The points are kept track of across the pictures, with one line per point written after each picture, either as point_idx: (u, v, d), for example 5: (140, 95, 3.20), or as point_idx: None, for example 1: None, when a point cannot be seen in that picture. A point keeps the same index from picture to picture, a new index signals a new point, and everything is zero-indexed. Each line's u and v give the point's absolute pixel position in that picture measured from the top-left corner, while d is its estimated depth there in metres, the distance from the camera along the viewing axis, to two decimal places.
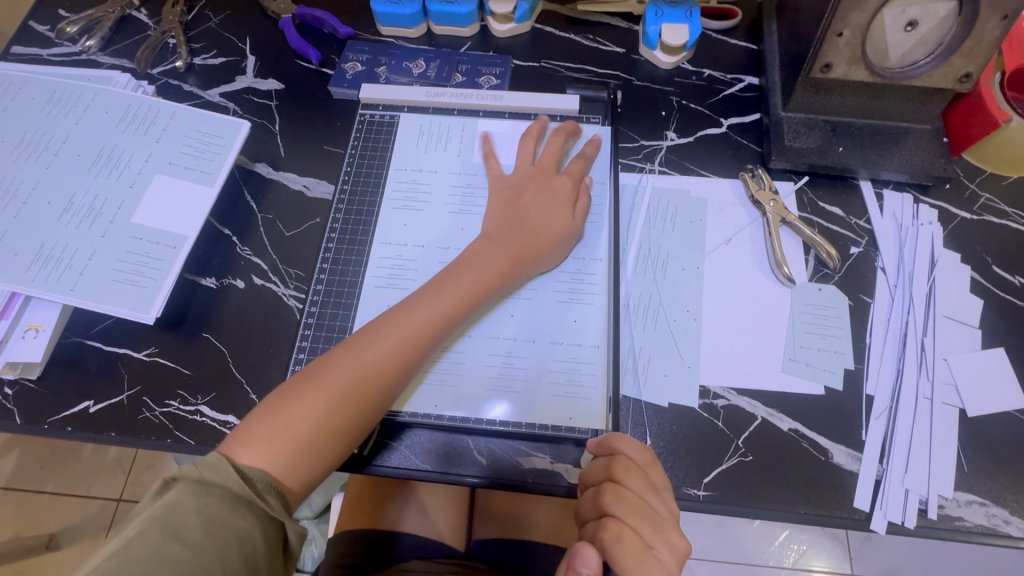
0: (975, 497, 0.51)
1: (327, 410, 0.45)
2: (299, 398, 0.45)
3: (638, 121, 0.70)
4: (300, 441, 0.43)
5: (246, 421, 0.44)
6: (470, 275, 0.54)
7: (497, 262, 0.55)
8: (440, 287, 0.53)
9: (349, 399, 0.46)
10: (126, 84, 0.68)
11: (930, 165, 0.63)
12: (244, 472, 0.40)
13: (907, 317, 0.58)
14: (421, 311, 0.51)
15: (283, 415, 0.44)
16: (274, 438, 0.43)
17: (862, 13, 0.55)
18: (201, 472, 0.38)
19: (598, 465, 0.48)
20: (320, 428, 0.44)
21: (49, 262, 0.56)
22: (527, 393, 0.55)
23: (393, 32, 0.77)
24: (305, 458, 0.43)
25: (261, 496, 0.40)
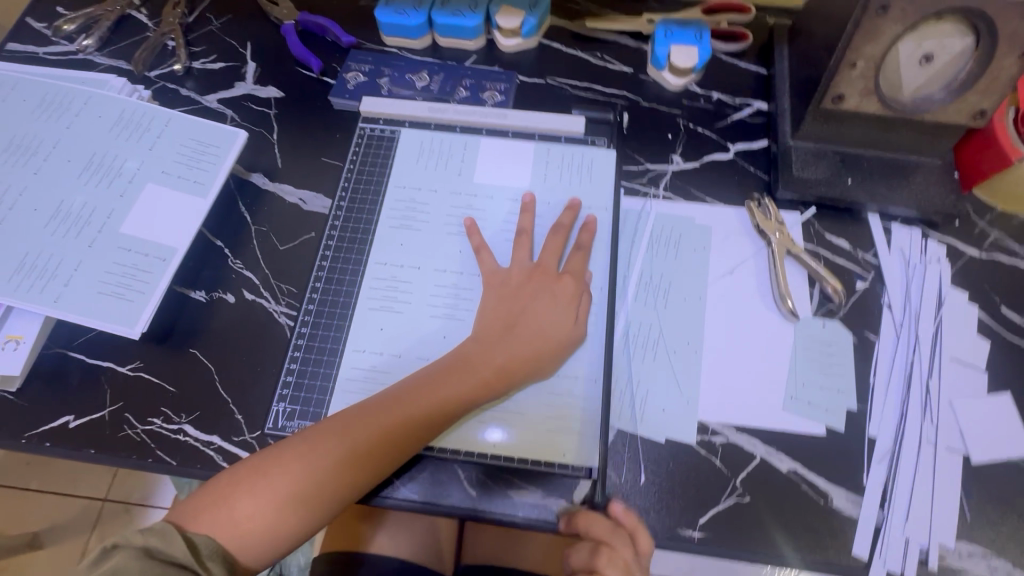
0: (977, 549, 0.50)
1: (285, 502, 0.45)
2: (264, 481, 0.45)
3: (644, 144, 0.69)
4: (251, 524, 0.44)
5: (214, 485, 0.45)
6: (460, 382, 0.51)
7: (490, 367, 0.52)
8: (427, 388, 0.50)
9: (310, 494, 0.46)
10: (122, 88, 0.66)
11: (940, 200, 0.62)
12: (191, 540, 0.42)
13: (912, 358, 0.57)
14: (399, 410, 0.49)
15: (242, 497, 0.44)
16: (229, 516, 0.44)
17: (876, 45, 0.54)
18: (148, 540, 0.41)
19: (596, 520, 0.49)
20: (273, 515, 0.45)
21: (33, 271, 0.55)
22: (519, 426, 0.53)
23: (397, 42, 0.75)
24: (251, 542, 0.44)
25: (202, 565, 0.41)
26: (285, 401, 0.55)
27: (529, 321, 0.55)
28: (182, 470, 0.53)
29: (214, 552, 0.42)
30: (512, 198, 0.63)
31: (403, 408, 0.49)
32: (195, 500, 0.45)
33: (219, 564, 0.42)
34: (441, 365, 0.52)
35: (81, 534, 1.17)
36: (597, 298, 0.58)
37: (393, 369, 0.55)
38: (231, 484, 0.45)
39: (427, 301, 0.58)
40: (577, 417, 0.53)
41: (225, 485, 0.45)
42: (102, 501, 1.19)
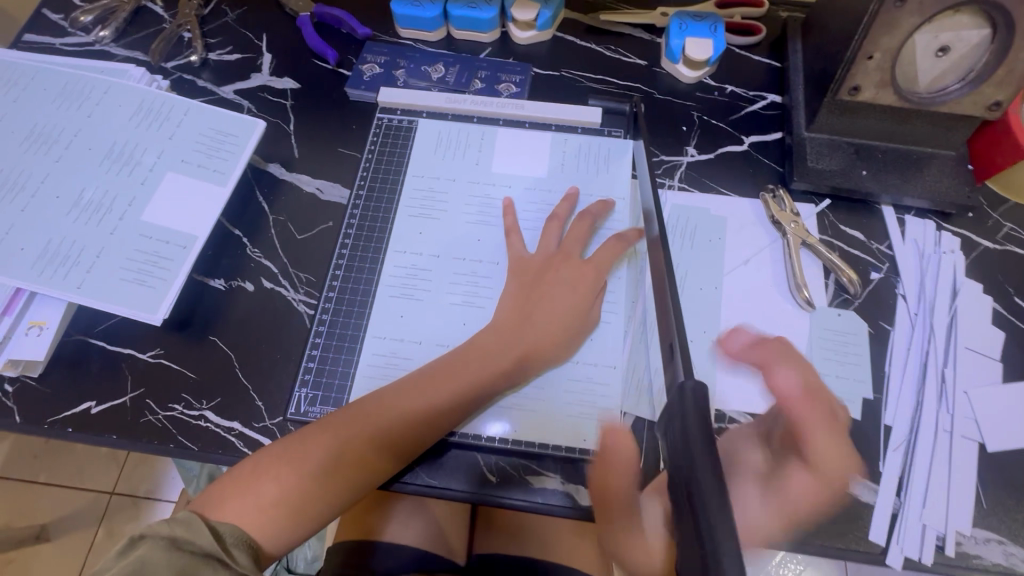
0: (994, 535, 0.50)
1: (307, 490, 0.45)
2: (286, 469, 0.45)
3: (659, 136, 0.69)
4: (275, 510, 0.44)
5: (235, 474, 0.45)
6: (477, 369, 0.52)
7: (507, 355, 0.53)
8: (445, 375, 0.51)
9: (332, 479, 0.46)
10: (140, 78, 0.67)
11: (954, 192, 0.62)
12: (216, 528, 0.42)
13: (927, 348, 0.57)
14: (417, 397, 0.50)
15: (264, 485, 0.44)
16: (254, 504, 0.44)
17: (894, 37, 0.54)
18: (174, 530, 0.40)
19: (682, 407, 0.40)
20: (296, 501, 0.45)
21: (56, 258, 0.55)
22: (538, 414, 0.53)
23: (412, 34, 0.76)
24: (275, 528, 0.44)
25: (229, 552, 0.41)
26: (306, 388, 0.55)
27: (544, 309, 0.56)
28: (203, 455, 0.54)
29: (240, 540, 0.42)
30: (528, 188, 0.64)
31: (421, 395, 0.50)
32: (216, 489, 0.45)
33: (245, 551, 0.42)
34: (456, 352, 0.53)
35: (89, 527, 1.17)
36: (615, 288, 0.59)
37: (413, 356, 0.56)
38: (252, 474, 0.45)
39: (446, 289, 0.59)
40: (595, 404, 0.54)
41: (247, 473, 0.45)
42: (111, 495, 1.20)
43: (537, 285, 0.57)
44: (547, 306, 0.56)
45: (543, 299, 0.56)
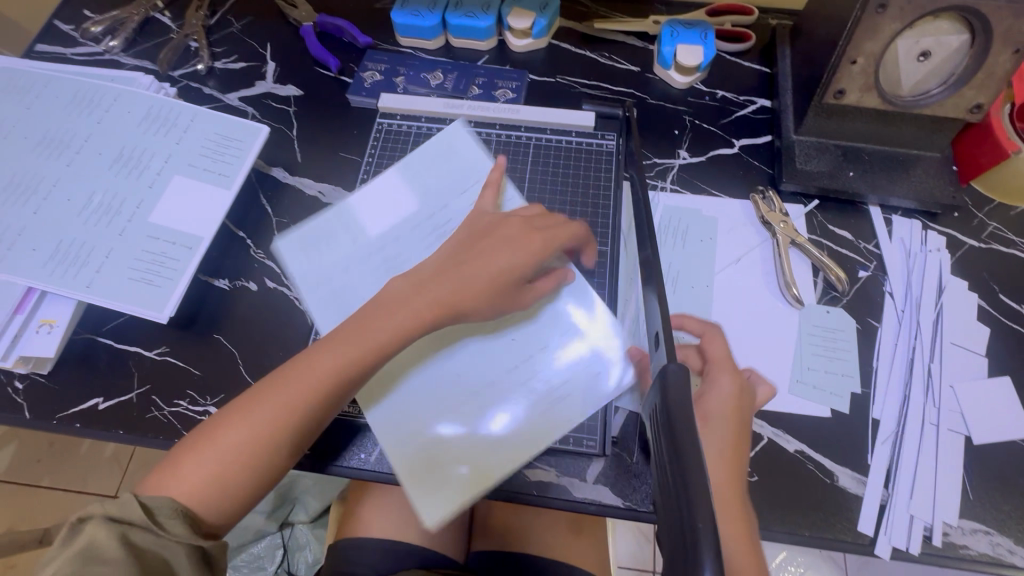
0: (980, 526, 0.51)
1: (230, 460, 0.45)
2: (212, 443, 0.45)
3: (652, 139, 0.71)
4: (202, 481, 0.44)
5: (166, 457, 0.46)
6: (389, 318, 0.49)
7: (421, 303, 0.50)
8: (357, 328, 0.49)
9: (252, 450, 0.46)
10: (149, 86, 0.69)
11: (939, 192, 0.64)
12: (147, 502, 0.42)
13: (914, 343, 0.58)
14: (328, 353, 0.48)
15: (185, 462, 0.45)
16: (181, 477, 0.44)
17: (876, 42, 0.56)
18: (106, 507, 0.40)
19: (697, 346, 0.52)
20: (223, 473, 0.45)
21: (66, 258, 0.57)
22: (526, 403, 0.53)
23: (412, 43, 0.78)
24: (206, 499, 0.44)
25: (160, 524, 0.42)
26: None
27: (476, 259, 0.53)
28: None
29: (173, 512, 0.43)
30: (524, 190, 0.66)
31: (333, 350, 0.48)
32: (154, 472, 0.46)
33: (178, 521, 0.43)
34: (372, 304, 0.51)
35: None
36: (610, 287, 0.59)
37: None
38: (179, 453, 0.45)
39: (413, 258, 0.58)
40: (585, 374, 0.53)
41: (174, 455, 0.45)
42: (113, 498, 1.21)
43: (482, 242, 0.55)
44: (488, 259, 0.53)
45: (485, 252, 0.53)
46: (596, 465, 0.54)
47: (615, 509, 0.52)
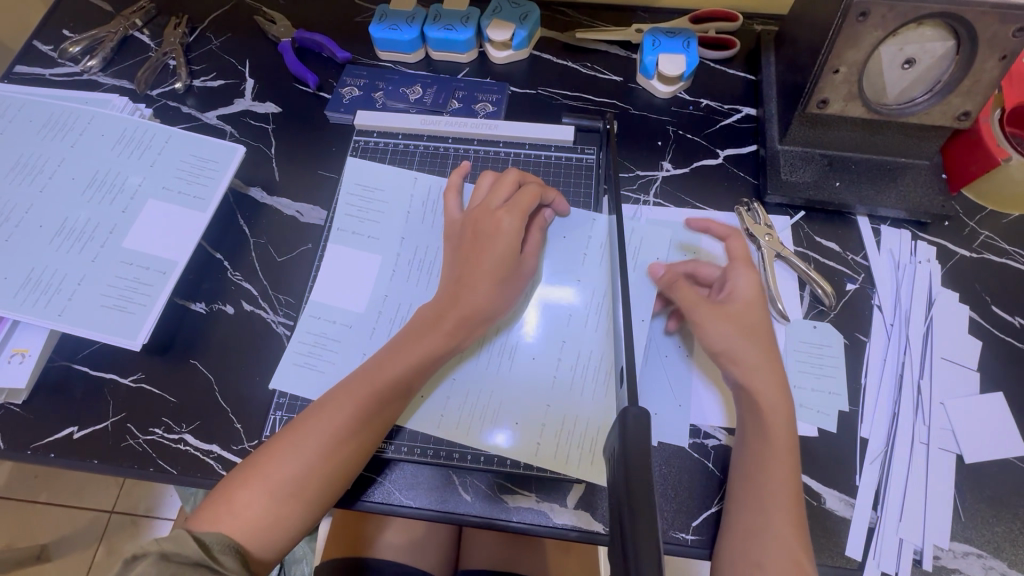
0: (972, 549, 0.50)
1: (281, 492, 0.46)
2: (259, 477, 0.46)
3: (634, 151, 0.70)
4: (253, 515, 0.45)
5: (213, 494, 0.46)
6: (422, 341, 0.52)
7: (448, 322, 0.52)
8: (393, 354, 0.52)
9: (304, 480, 0.46)
10: (124, 107, 0.68)
11: (929, 201, 0.62)
12: (202, 539, 0.42)
13: (904, 359, 0.57)
14: (371, 378, 0.50)
15: (237, 497, 0.45)
16: (229, 513, 0.45)
17: (858, 51, 0.55)
18: (162, 545, 0.40)
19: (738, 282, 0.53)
20: (276, 503, 0.45)
21: (38, 286, 0.56)
22: (534, 407, 0.55)
23: (391, 57, 0.77)
24: (260, 532, 0.45)
25: (216, 558, 0.42)
26: (282, 411, 0.56)
27: (473, 258, 0.54)
28: (181, 478, 0.55)
29: (225, 545, 0.43)
30: None
31: (375, 375, 0.50)
32: (201, 508, 0.46)
33: (232, 557, 0.43)
34: (406, 329, 0.54)
35: (90, 545, 1.18)
36: (587, 257, 0.61)
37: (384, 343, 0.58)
38: (229, 487, 0.46)
39: (440, 270, 0.61)
40: (586, 342, 0.57)
41: (223, 492, 0.46)
42: (110, 513, 1.20)
43: (477, 237, 0.55)
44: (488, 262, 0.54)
45: (482, 255, 0.54)
46: (576, 490, 0.53)
47: (596, 535, 0.51)
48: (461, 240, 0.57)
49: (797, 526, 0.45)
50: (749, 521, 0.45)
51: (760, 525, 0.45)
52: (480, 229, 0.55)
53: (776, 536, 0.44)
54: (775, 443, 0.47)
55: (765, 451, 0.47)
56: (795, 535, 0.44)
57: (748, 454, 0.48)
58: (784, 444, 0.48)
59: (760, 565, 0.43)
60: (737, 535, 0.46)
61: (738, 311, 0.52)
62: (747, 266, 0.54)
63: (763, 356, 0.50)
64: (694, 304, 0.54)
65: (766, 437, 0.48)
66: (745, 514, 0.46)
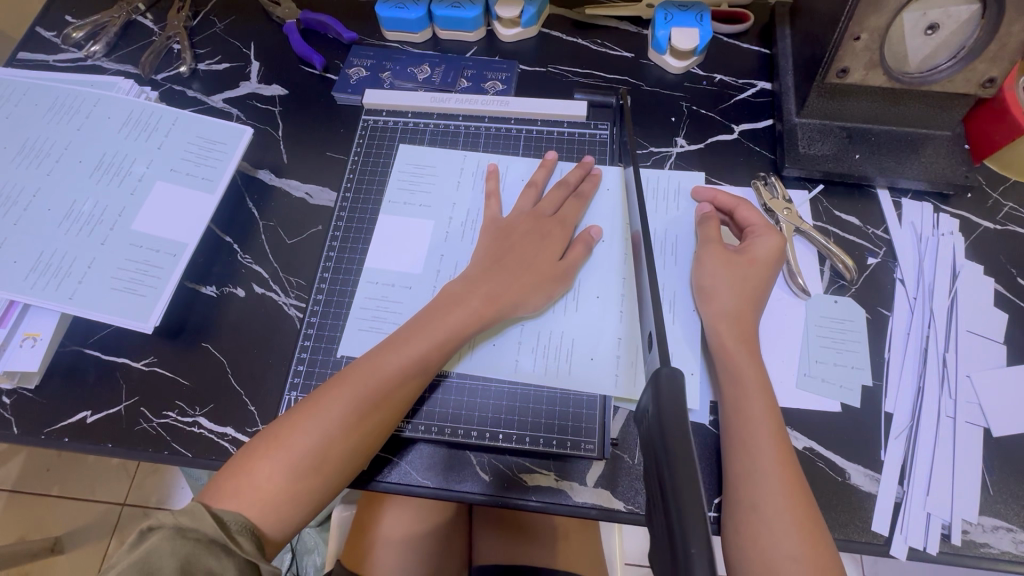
0: (1001, 523, 0.49)
1: (299, 469, 0.45)
2: (277, 451, 0.46)
3: (648, 127, 0.69)
4: (270, 491, 0.44)
5: (228, 469, 0.46)
6: (448, 317, 0.53)
7: (475, 300, 0.53)
8: (417, 329, 0.52)
9: (322, 454, 0.46)
10: (129, 90, 0.67)
11: (951, 172, 0.61)
12: (220, 517, 0.42)
13: (928, 332, 0.56)
14: (397, 353, 0.50)
15: (254, 472, 0.45)
16: (248, 490, 0.44)
17: (881, 16, 0.53)
18: (179, 520, 0.40)
19: (762, 242, 0.56)
20: (294, 481, 0.45)
21: (48, 269, 0.56)
22: (552, 381, 0.54)
23: (398, 37, 0.76)
24: (276, 509, 0.44)
25: (234, 539, 0.42)
26: (296, 392, 0.56)
27: (508, 255, 0.57)
28: (197, 461, 0.54)
29: (243, 527, 0.43)
30: (518, 181, 0.65)
31: (398, 349, 0.51)
32: (216, 483, 0.45)
33: (248, 537, 0.43)
34: (429, 306, 0.54)
35: (103, 538, 1.19)
36: (605, 240, 0.61)
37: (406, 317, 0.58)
38: (245, 462, 0.46)
39: (460, 251, 0.61)
40: (604, 320, 0.57)
41: (239, 467, 0.45)
42: (122, 506, 1.21)
43: (506, 235, 0.59)
44: (515, 260, 0.56)
45: (509, 254, 0.57)
46: (596, 467, 0.52)
47: (617, 513, 0.50)
48: (494, 234, 0.59)
49: (788, 468, 0.45)
50: (740, 467, 0.46)
51: (749, 468, 0.45)
52: (518, 241, 0.58)
53: (766, 476, 0.45)
54: (750, 390, 0.49)
55: (744, 398, 0.49)
56: (791, 480, 0.45)
57: (740, 406, 0.49)
58: (759, 390, 0.49)
59: (756, 509, 0.44)
60: (733, 482, 0.46)
61: (742, 264, 0.55)
62: (770, 231, 0.57)
63: (735, 306, 0.53)
64: (710, 241, 0.57)
65: (741, 383, 0.49)
66: (737, 461, 0.46)
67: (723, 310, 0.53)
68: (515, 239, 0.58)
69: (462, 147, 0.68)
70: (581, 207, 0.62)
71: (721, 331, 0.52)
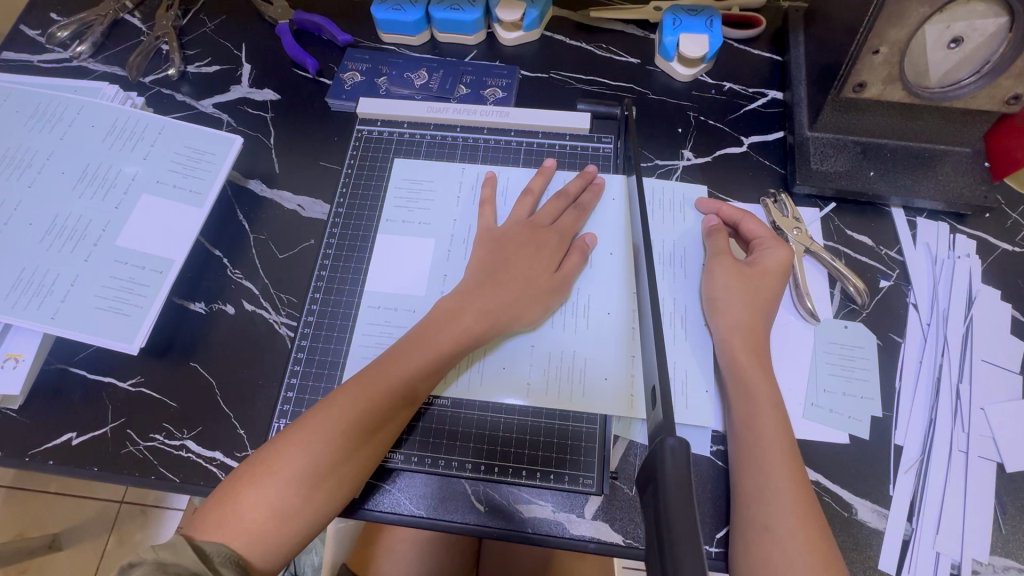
0: (1013, 563, 0.47)
1: (288, 497, 0.43)
2: (266, 477, 0.44)
3: (654, 138, 0.66)
4: (257, 521, 0.43)
5: (214, 498, 0.44)
6: (442, 333, 0.51)
7: (469, 315, 0.52)
8: (410, 346, 0.50)
9: (313, 479, 0.44)
10: (115, 96, 0.65)
11: (970, 192, 0.58)
12: (202, 549, 0.40)
13: (941, 360, 0.54)
14: (389, 372, 0.49)
15: (240, 502, 0.43)
16: (234, 521, 0.42)
17: (901, 29, 0.50)
18: (160, 555, 0.39)
19: (773, 253, 0.54)
20: (282, 509, 0.43)
21: (29, 287, 0.54)
22: (550, 401, 0.53)
23: (395, 40, 0.73)
24: (264, 539, 0.43)
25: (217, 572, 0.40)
26: (285, 418, 0.54)
27: (506, 274, 0.54)
28: (184, 487, 0.52)
29: (228, 559, 0.41)
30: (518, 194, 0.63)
31: (391, 367, 0.49)
32: (201, 513, 0.43)
33: (233, 570, 0.41)
34: (421, 323, 0.52)
35: (101, 535, 1.18)
36: (606, 258, 0.59)
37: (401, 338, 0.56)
38: (232, 491, 0.44)
39: (457, 269, 0.59)
40: (605, 341, 0.55)
41: (226, 496, 0.44)
42: (119, 503, 1.20)
43: (505, 249, 0.56)
44: (513, 280, 0.54)
45: (507, 273, 0.55)
46: (594, 500, 0.50)
47: (617, 547, 0.49)
48: (492, 251, 0.57)
49: (801, 489, 0.43)
50: (751, 484, 0.44)
51: (761, 486, 0.44)
52: (516, 255, 0.56)
53: (779, 496, 0.43)
54: (761, 405, 0.47)
55: (755, 416, 0.47)
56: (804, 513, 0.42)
57: (750, 434, 0.47)
58: (768, 409, 0.47)
59: (769, 529, 0.42)
60: (741, 514, 0.44)
61: (753, 276, 0.53)
62: (779, 244, 0.55)
63: (750, 321, 0.51)
64: (720, 254, 0.55)
65: (752, 399, 0.48)
66: (746, 479, 0.45)
67: (735, 325, 0.51)
68: (514, 256, 0.56)
69: (460, 158, 0.65)
70: (581, 219, 0.59)
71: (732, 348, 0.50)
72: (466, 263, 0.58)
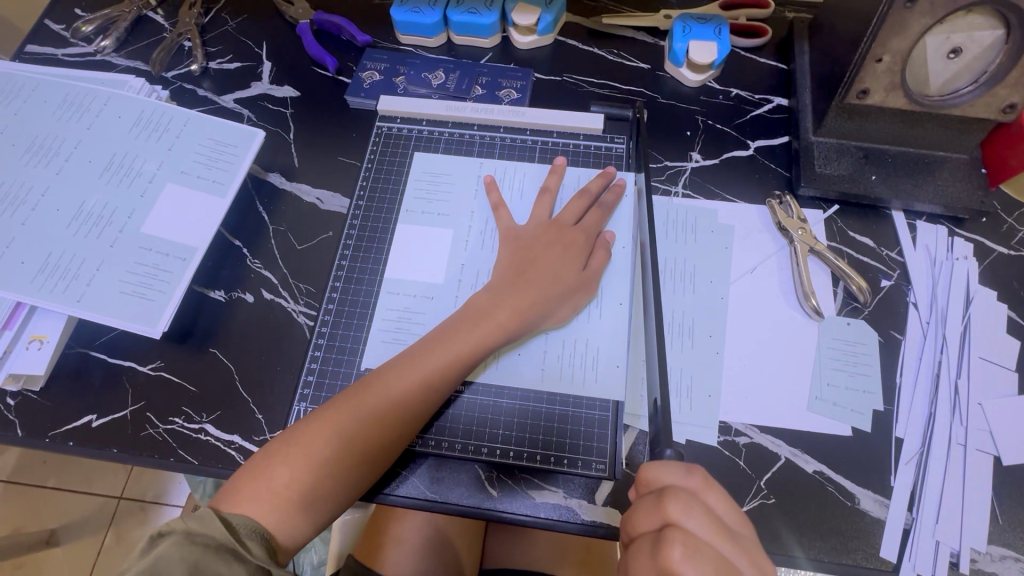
0: (1010, 552, 0.49)
1: (314, 476, 0.45)
2: (293, 456, 0.45)
3: (664, 141, 0.68)
4: (282, 498, 0.44)
5: (239, 472, 0.45)
6: (476, 328, 0.52)
7: (502, 312, 0.53)
8: (445, 338, 0.51)
9: (342, 459, 0.45)
10: (140, 88, 0.67)
11: (967, 197, 0.61)
12: (229, 521, 0.41)
13: (940, 357, 0.56)
14: (423, 362, 0.50)
15: (266, 479, 0.44)
16: (259, 496, 0.43)
17: (903, 39, 0.52)
18: (189, 525, 0.39)
19: (646, 510, 0.39)
20: (307, 488, 0.44)
21: (56, 271, 0.55)
22: (568, 390, 0.54)
23: (413, 41, 0.75)
24: (288, 516, 0.44)
25: (244, 544, 0.41)
26: (306, 402, 0.55)
27: (525, 268, 0.56)
28: (203, 469, 0.54)
29: (253, 531, 0.42)
30: (531, 190, 0.65)
31: (425, 358, 0.50)
32: (228, 486, 0.44)
33: (259, 544, 0.42)
34: (456, 316, 0.53)
35: (98, 531, 1.18)
36: (618, 252, 0.60)
37: (416, 329, 0.58)
38: (258, 466, 0.45)
39: (474, 262, 0.60)
40: (619, 332, 0.56)
41: (251, 471, 0.45)
42: (118, 499, 1.20)
43: (525, 245, 0.58)
44: (535, 275, 0.55)
45: (530, 270, 0.56)
46: (604, 486, 0.52)
47: None
48: (510, 246, 0.58)
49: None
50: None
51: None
52: (534, 249, 0.57)
53: None
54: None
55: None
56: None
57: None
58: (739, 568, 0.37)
59: None
60: None
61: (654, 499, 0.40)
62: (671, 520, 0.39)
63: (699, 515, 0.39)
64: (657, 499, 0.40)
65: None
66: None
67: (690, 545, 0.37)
68: (534, 251, 0.57)
69: (477, 155, 0.67)
70: (604, 217, 0.60)
71: (639, 504, 0.40)
72: (493, 260, 0.59)
